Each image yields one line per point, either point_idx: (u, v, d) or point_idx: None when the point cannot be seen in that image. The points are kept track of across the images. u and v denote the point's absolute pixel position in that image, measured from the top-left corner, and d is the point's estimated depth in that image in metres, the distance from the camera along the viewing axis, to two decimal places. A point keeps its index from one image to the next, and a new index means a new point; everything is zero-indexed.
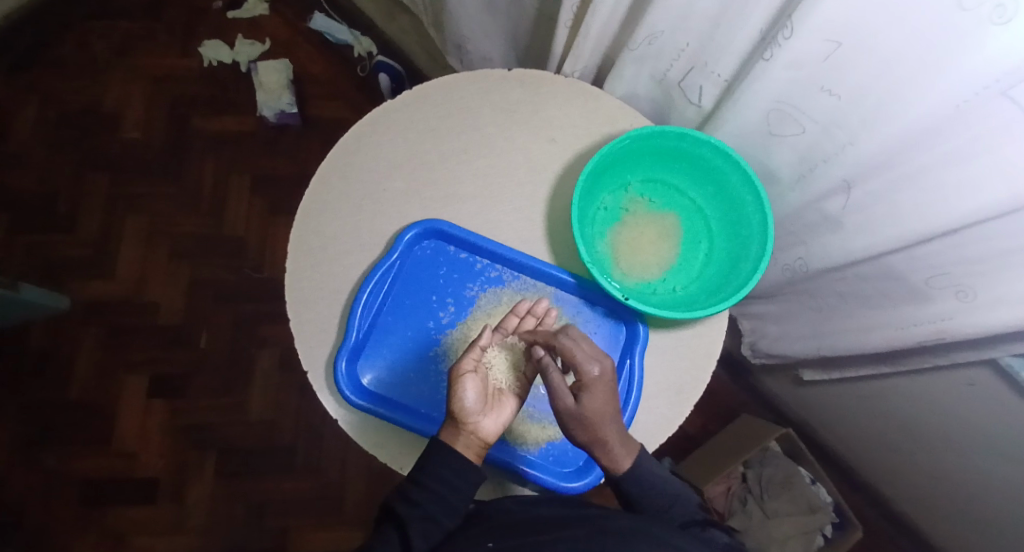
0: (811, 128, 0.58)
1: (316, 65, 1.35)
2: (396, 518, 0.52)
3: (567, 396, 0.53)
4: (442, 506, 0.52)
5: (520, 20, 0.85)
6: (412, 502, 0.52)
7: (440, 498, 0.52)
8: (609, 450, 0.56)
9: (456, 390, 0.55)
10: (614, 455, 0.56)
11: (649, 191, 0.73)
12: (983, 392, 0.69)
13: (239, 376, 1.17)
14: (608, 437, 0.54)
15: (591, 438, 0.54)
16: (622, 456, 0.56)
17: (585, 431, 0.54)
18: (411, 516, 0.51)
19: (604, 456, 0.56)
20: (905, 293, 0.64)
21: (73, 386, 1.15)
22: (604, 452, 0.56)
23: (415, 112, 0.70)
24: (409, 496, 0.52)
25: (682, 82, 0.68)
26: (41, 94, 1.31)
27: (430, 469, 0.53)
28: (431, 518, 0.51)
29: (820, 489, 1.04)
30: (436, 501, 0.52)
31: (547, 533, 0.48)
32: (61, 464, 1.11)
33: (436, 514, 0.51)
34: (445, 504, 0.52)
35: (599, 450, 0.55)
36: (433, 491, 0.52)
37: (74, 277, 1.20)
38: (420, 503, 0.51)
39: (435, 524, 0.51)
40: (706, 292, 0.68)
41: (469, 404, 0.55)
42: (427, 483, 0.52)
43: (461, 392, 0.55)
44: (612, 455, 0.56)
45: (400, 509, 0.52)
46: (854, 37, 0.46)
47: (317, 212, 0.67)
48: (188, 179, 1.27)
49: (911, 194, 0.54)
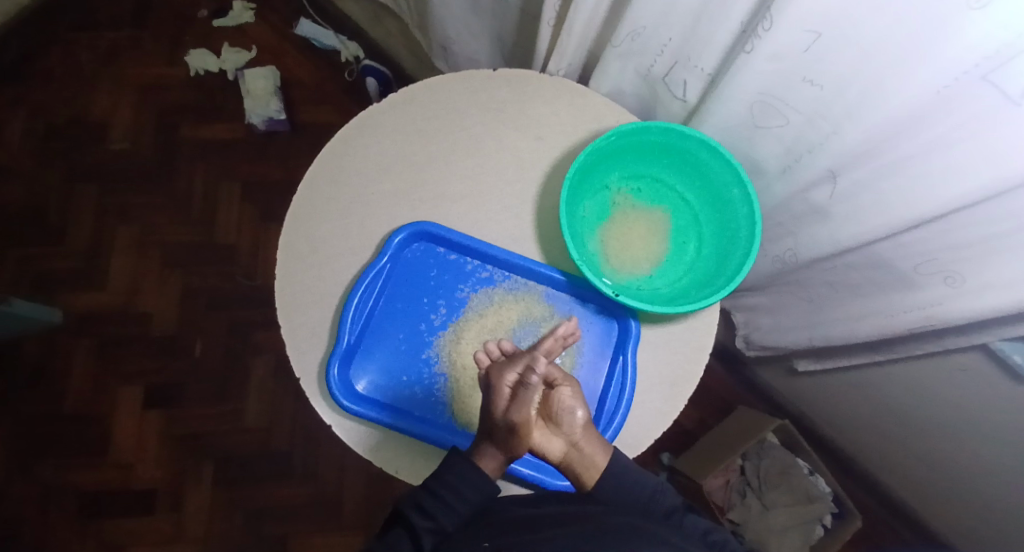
0: (795, 119, 0.59)
1: (303, 70, 1.35)
2: (408, 527, 0.52)
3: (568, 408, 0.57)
4: (449, 515, 0.52)
5: (504, 19, 0.85)
6: (426, 513, 0.52)
7: (447, 507, 0.52)
8: (583, 453, 0.57)
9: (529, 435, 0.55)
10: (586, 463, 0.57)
11: (636, 186, 0.73)
12: (976, 379, 0.70)
13: (235, 384, 1.16)
14: (588, 452, 0.57)
15: (566, 445, 0.58)
16: (597, 460, 0.57)
17: (560, 440, 0.58)
18: (426, 529, 0.51)
19: (581, 471, 0.57)
20: (895, 281, 0.64)
21: (67, 400, 1.14)
22: (579, 455, 0.57)
23: (402, 115, 0.70)
24: (426, 508, 0.52)
25: (666, 77, 0.68)
26: (27, 107, 1.30)
27: (444, 479, 0.53)
28: (441, 532, 0.51)
29: (818, 479, 1.04)
30: (446, 511, 0.52)
31: (546, 530, 0.48)
32: (58, 477, 1.11)
33: (446, 524, 0.52)
34: (452, 511, 0.52)
35: (577, 468, 0.57)
36: (443, 501, 0.53)
37: (66, 290, 1.19)
38: (433, 516, 0.52)
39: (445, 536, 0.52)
40: (698, 285, 0.68)
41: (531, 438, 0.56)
42: (437, 492, 0.53)
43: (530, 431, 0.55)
44: (585, 456, 0.57)
45: (412, 517, 0.52)
46: (833, 27, 0.46)
47: (306, 216, 0.66)
48: (177, 188, 1.27)
49: (896, 181, 0.54)
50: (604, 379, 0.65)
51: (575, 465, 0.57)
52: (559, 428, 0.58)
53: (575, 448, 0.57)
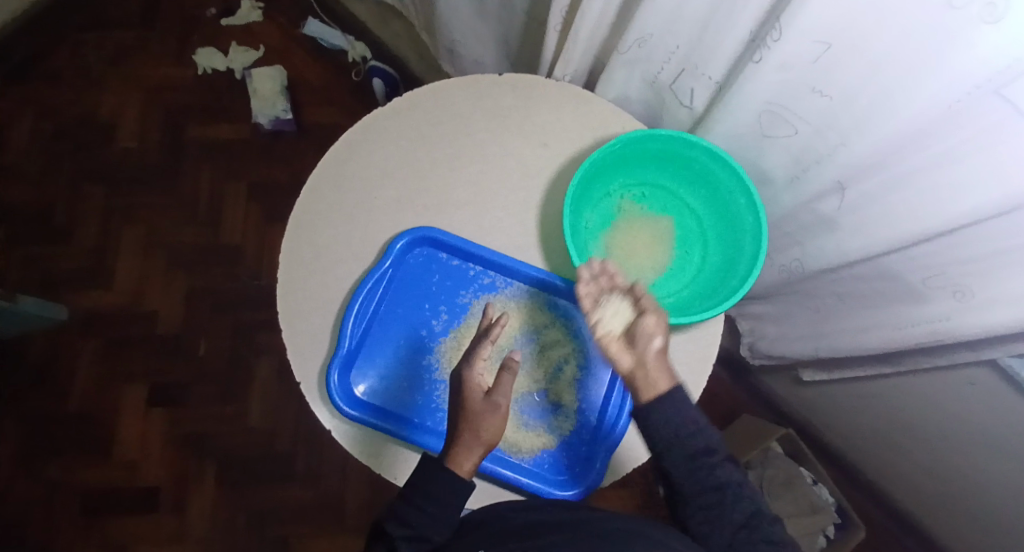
0: (802, 129, 0.58)
1: (310, 71, 1.35)
2: (387, 540, 0.50)
3: (651, 333, 0.53)
4: (432, 524, 0.50)
5: (511, 24, 0.85)
6: (403, 521, 0.50)
7: (428, 514, 0.50)
8: (649, 374, 0.52)
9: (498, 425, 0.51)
10: (648, 383, 0.52)
11: (642, 193, 0.72)
12: (983, 393, 0.69)
13: (239, 384, 1.17)
14: (652, 373, 0.52)
15: (635, 362, 0.53)
16: (660, 383, 0.52)
17: (629, 355, 0.54)
18: (403, 537, 0.49)
19: (639, 388, 0.53)
20: (902, 293, 0.63)
21: (72, 398, 1.15)
22: (644, 376, 0.52)
23: (406, 120, 0.70)
24: (406, 515, 0.50)
25: (673, 84, 0.68)
26: (35, 105, 1.31)
27: (422, 488, 0.50)
28: (424, 538, 0.49)
29: (822, 489, 1.04)
30: (427, 519, 0.50)
31: (540, 536, 0.47)
32: (63, 474, 1.11)
33: (429, 533, 0.49)
34: (434, 519, 0.50)
35: (637, 386, 0.53)
36: (425, 511, 0.50)
37: (74, 288, 1.20)
38: (412, 523, 0.49)
39: (429, 544, 0.50)
40: (702, 295, 0.68)
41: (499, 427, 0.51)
42: (416, 501, 0.50)
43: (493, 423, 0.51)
44: (651, 379, 0.52)
45: (391, 530, 0.50)
46: (842, 38, 0.45)
47: (309, 221, 0.66)
48: (184, 187, 1.27)
49: (904, 194, 0.53)
50: (604, 388, 0.64)
51: (637, 385, 0.53)
52: (633, 346, 0.54)
53: (642, 368, 0.53)
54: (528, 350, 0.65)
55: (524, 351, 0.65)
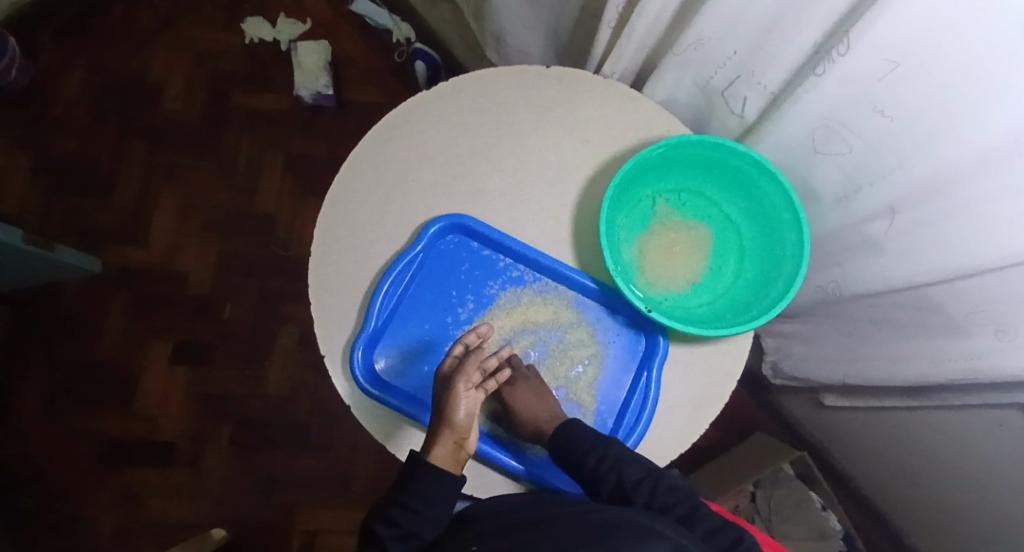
0: (859, 147, 0.57)
1: (354, 48, 1.36)
2: (376, 538, 0.53)
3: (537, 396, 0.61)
4: (423, 522, 0.52)
5: (562, 16, 0.84)
6: (390, 522, 0.52)
7: (419, 516, 0.52)
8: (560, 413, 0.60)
9: (454, 406, 0.54)
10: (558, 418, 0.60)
11: (682, 200, 0.71)
12: (1012, 436, 0.66)
13: (260, 350, 1.19)
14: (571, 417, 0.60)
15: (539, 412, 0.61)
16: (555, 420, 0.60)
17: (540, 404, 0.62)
18: (392, 535, 0.52)
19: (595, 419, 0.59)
20: (944, 326, 0.60)
21: (99, 349, 1.18)
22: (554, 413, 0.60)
23: (449, 104, 0.69)
24: (389, 516, 0.52)
25: (726, 91, 0.66)
26: (87, 60, 1.33)
27: (415, 488, 0.52)
28: (414, 536, 0.52)
29: (831, 516, 1.01)
30: (418, 520, 0.52)
31: (540, 529, 0.47)
32: (85, 421, 1.15)
33: (419, 531, 0.52)
34: (425, 520, 0.52)
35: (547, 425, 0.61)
36: (413, 511, 0.52)
37: (108, 242, 1.23)
38: (400, 524, 0.52)
39: (418, 541, 0.52)
40: (735, 309, 0.66)
41: (457, 410, 0.54)
42: (407, 504, 0.52)
43: (452, 406, 0.54)
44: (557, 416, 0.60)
45: (380, 529, 0.52)
46: (911, 57, 0.44)
47: (345, 198, 0.66)
48: (222, 153, 1.29)
49: (960, 223, 0.50)
50: (625, 392, 0.64)
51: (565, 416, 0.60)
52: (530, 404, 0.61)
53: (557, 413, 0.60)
54: (553, 346, 0.65)
55: (547, 348, 0.65)
